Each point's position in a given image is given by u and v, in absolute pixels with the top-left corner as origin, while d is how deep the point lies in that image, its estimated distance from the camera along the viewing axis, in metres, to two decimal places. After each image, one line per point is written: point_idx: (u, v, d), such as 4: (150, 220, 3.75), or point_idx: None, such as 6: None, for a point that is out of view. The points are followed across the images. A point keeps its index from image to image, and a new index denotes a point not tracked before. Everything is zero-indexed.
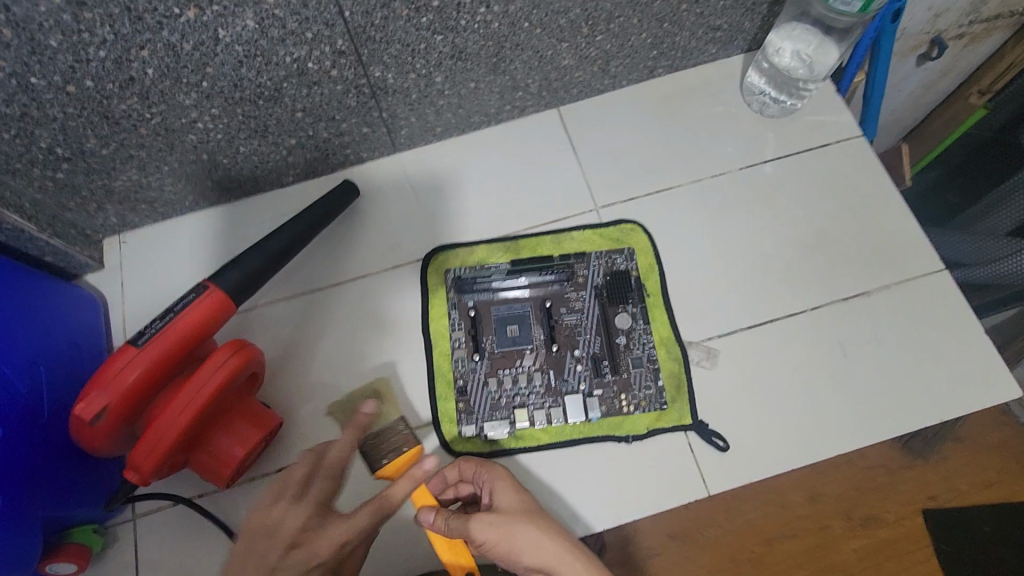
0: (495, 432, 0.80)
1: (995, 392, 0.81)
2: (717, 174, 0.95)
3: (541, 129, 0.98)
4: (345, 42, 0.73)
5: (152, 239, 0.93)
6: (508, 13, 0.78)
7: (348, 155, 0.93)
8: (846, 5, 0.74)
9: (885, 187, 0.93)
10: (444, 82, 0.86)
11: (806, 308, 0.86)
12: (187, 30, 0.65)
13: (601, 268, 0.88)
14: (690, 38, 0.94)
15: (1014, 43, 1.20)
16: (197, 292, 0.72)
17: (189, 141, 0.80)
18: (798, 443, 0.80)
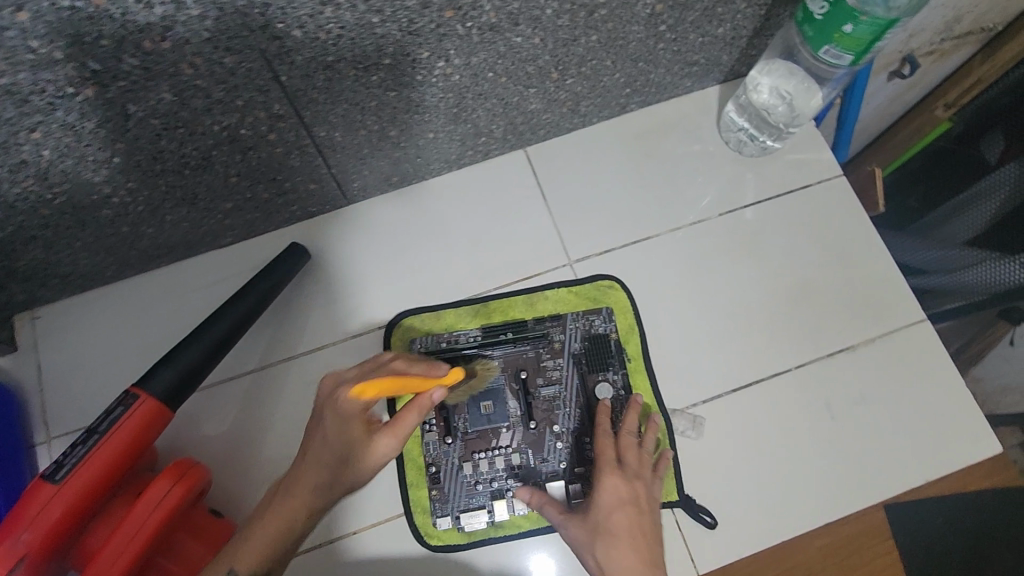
0: (472, 523, 0.75)
1: (976, 450, 0.81)
2: (696, 220, 0.90)
3: (507, 173, 0.90)
4: (283, 106, 0.64)
5: (72, 314, 0.82)
6: (470, 64, 0.69)
7: (295, 212, 0.84)
8: (837, 58, 0.69)
9: (865, 232, 0.90)
10: (400, 135, 0.77)
11: (790, 366, 0.83)
12: (87, 109, 0.54)
13: (578, 332, 0.82)
14: (665, 74, 0.87)
15: (983, 57, 1.17)
16: (124, 404, 0.63)
17: (103, 216, 0.69)
18: (785, 511, 0.78)
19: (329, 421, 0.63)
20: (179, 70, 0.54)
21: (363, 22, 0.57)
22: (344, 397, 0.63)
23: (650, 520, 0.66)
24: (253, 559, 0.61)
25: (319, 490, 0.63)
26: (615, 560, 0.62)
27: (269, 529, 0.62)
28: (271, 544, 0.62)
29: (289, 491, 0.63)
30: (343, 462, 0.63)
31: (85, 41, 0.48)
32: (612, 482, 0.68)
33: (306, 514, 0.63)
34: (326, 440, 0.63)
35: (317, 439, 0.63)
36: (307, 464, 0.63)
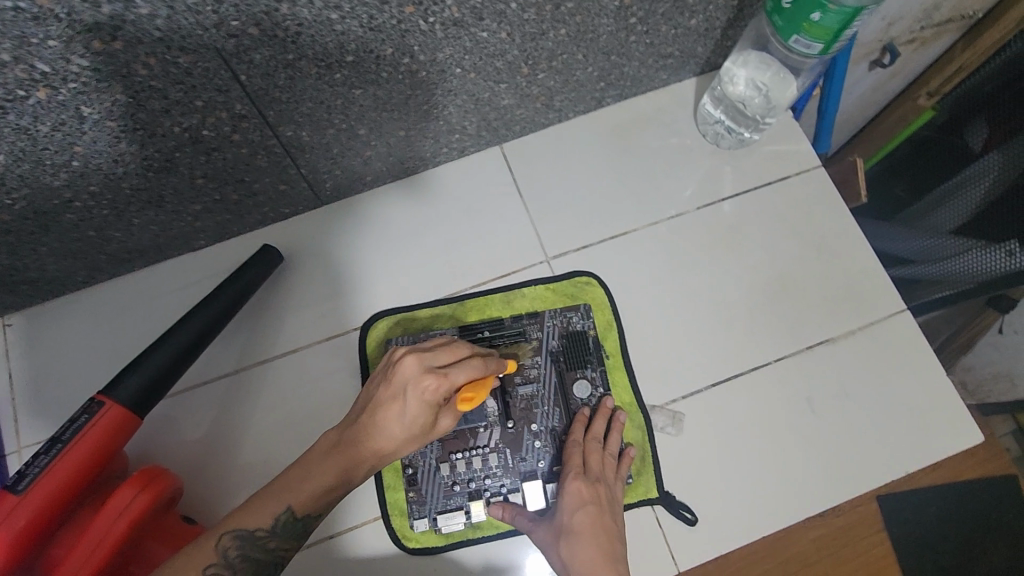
0: (450, 525, 0.74)
1: (959, 441, 0.80)
2: (674, 214, 0.89)
3: (483, 170, 0.90)
4: (245, 105, 0.63)
5: (42, 321, 0.80)
6: (436, 61, 0.68)
7: (267, 214, 0.83)
8: (807, 47, 0.69)
9: (846, 222, 0.89)
10: (369, 133, 0.76)
11: (770, 360, 0.83)
12: (40, 111, 0.53)
13: (556, 329, 0.81)
14: (640, 67, 0.86)
15: (965, 44, 1.15)
16: (90, 411, 0.63)
17: (67, 220, 0.68)
18: (767, 506, 0.77)
19: (412, 406, 0.58)
20: (132, 71, 0.53)
21: (321, 19, 0.56)
22: (436, 386, 0.58)
23: (611, 518, 0.68)
24: (307, 503, 0.60)
25: (376, 455, 0.60)
26: (576, 558, 0.64)
27: (317, 486, 0.60)
28: (322, 495, 0.60)
29: (348, 452, 0.60)
30: (410, 440, 0.60)
31: (31, 42, 0.47)
32: (574, 487, 0.69)
33: (360, 475, 0.61)
34: (401, 420, 0.58)
35: (394, 417, 0.59)
36: (376, 430, 0.59)
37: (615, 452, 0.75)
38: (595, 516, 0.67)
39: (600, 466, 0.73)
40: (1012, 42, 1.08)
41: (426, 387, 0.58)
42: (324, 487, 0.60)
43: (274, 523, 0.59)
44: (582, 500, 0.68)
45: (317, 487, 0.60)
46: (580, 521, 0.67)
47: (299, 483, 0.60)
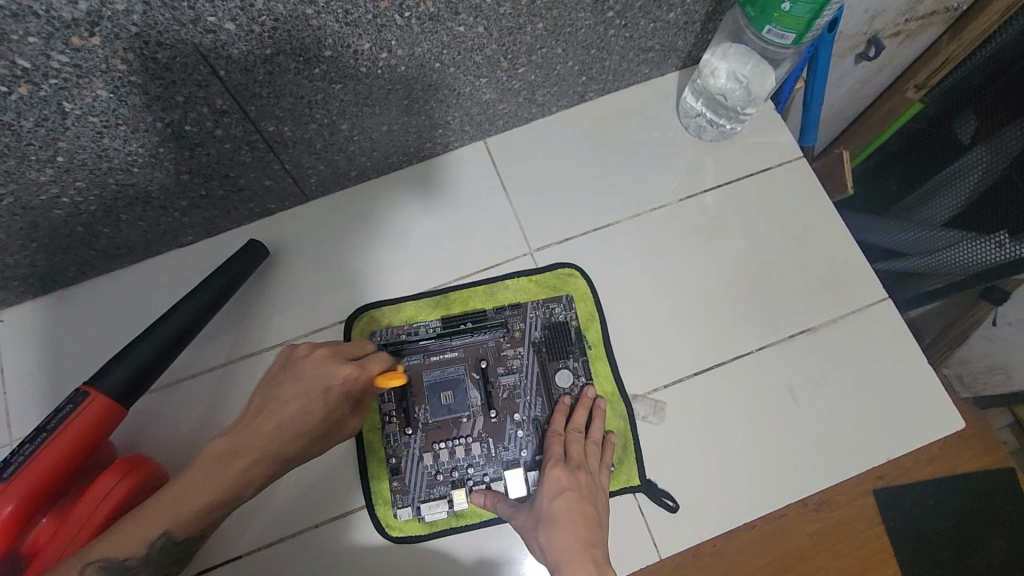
0: (433, 513, 0.75)
1: (939, 427, 0.80)
2: (657, 207, 0.90)
3: (467, 165, 0.91)
4: (225, 101, 0.64)
5: (34, 316, 0.82)
6: (414, 55, 0.69)
7: (254, 209, 0.84)
8: (780, 37, 0.70)
9: (827, 213, 0.90)
10: (352, 129, 0.77)
11: (751, 349, 0.83)
12: (22, 107, 0.55)
13: (538, 320, 0.82)
14: (621, 61, 0.87)
15: (950, 37, 1.16)
16: (75, 402, 0.65)
17: (55, 216, 0.70)
18: (749, 493, 0.78)
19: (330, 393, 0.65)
20: (111, 66, 0.55)
21: (297, 14, 0.57)
22: (353, 375, 0.66)
23: (590, 503, 0.69)
24: (190, 521, 0.57)
25: (283, 453, 0.63)
26: (555, 542, 0.65)
27: (216, 493, 0.58)
28: (215, 507, 0.59)
29: (247, 451, 0.61)
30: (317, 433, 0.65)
31: (11, 38, 0.48)
32: (555, 474, 0.71)
33: (256, 484, 0.61)
34: (313, 411, 0.64)
35: (300, 410, 0.64)
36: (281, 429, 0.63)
37: (597, 440, 0.75)
38: (574, 502, 0.68)
39: (581, 454, 0.74)
40: (997, 33, 1.09)
41: (343, 376, 0.66)
42: (212, 500, 0.58)
43: (152, 543, 0.56)
44: (562, 488, 0.70)
45: (218, 493, 0.58)
46: (559, 509, 0.68)
47: (184, 497, 0.58)
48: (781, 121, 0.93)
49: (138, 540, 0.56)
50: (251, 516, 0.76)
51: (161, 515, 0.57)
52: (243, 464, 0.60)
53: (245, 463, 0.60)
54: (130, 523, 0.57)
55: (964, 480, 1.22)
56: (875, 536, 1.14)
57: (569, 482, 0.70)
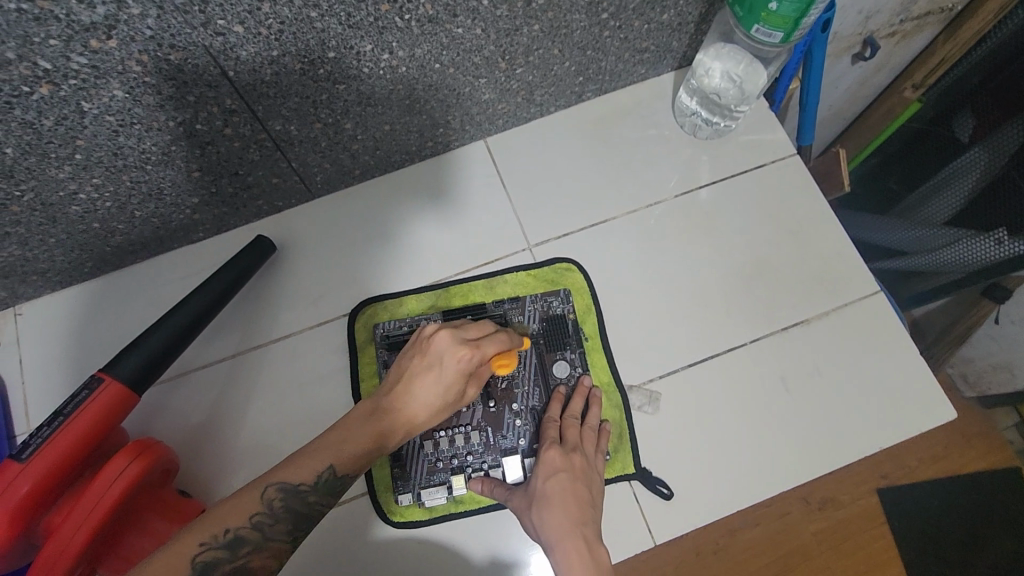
0: (433, 499, 0.78)
1: (929, 417, 0.82)
2: (653, 203, 0.92)
3: (468, 163, 0.93)
4: (234, 101, 0.67)
5: (52, 310, 0.85)
6: (415, 56, 0.72)
7: (262, 207, 0.87)
8: (768, 36, 0.72)
9: (820, 208, 0.91)
10: (355, 128, 0.80)
11: (745, 341, 0.85)
12: (44, 107, 0.58)
13: (537, 313, 0.85)
14: (617, 62, 0.90)
15: (945, 37, 1.18)
16: (91, 389, 0.68)
17: (72, 213, 0.73)
18: (743, 481, 0.80)
19: (454, 369, 0.67)
20: (127, 67, 0.58)
21: (302, 17, 0.60)
22: (473, 353, 0.67)
23: (584, 486, 0.71)
24: (349, 462, 0.64)
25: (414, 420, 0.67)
26: (547, 522, 0.68)
27: (351, 453, 0.64)
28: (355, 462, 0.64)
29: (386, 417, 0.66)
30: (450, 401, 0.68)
31: (34, 41, 0.51)
32: (550, 456, 0.73)
33: (396, 438, 0.67)
34: (439, 385, 0.67)
35: (433, 383, 0.67)
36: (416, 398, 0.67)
37: (593, 425, 0.78)
38: (567, 483, 0.71)
39: (577, 437, 0.76)
40: (992, 32, 1.10)
41: (465, 353, 0.67)
42: (364, 447, 0.65)
43: (316, 478, 0.63)
44: (557, 469, 0.72)
45: (357, 452, 0.64)
46: (554, 488, 0.70)
47: (343, 444, 0.64)
48: (775, 120, 0.96)
49: (303, 476, 0.62)
50: None
51: (326, 455, 0.64)
52: (377, 430, 0.66)
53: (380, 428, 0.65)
54: (292, 459, 0.64)
55: (964, 476, 1.22)
56: (876, 531, 1.15)
57: (564, 463, 0.73)
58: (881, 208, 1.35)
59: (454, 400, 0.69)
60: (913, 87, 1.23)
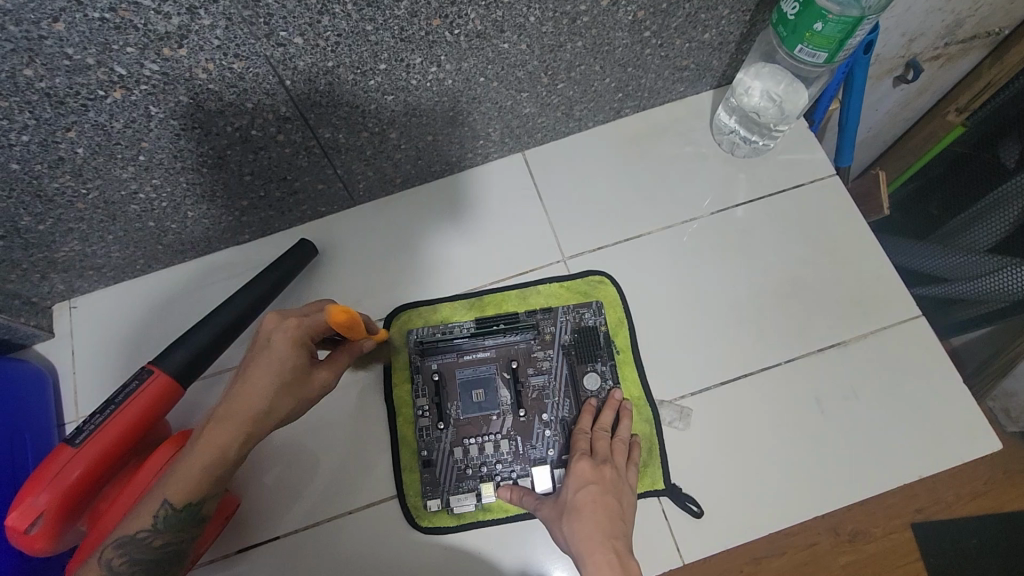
0: (461, 505, 0.78)
1: (974, 447, 0.80)
2: (688, 220, 0.92)
3: (507, 175, 0.95)
4: (289, 108, 0.70)
5: (105, 304, 0.89)
6: (461, 70, 0.74)
7: (306, 212, 0.90)
8: (811, 56, 0.72)
9: (859, 229, 0.91)
10: (400, 138, 0.82)
11: (780, 361, 0.84)
12: (115, 110, 0.62)
13: (568, 324, 0.85)
14: (657, 79, 0.91)
15: (992, 61, 1.19)
16: (141, 378, 0.71)
17: (131, 211, 0.77)
18: (776, 503, 0.78)
19: (282, 347, 0.66)
20: (193, 75, 0.61)
21: (357, 30, 0.63)
22: (296, 325, 0.67)
23: (614, 498, 0.71)
24: (182, 491, 0.62)
25: (254, 417, 0.64)
26: (578, 532, 0.68)
27: (194, 467, 0.63)
28: (199, 476, 0.63)
29: (220, 423, 0.64)
30: (283, 388, 0.66)
31: (113, 48, 0.55)
32: (580, 467, 0.73)
33: (237, 446, 0.64)
34: (267, 367, 0.65)
35: (259, 372, 0.65)
36: (246, 391, 0.65)
37: (624, 438, 0.77)
38: (597, 495, 0.71)
39: (609, 449, 0.76)
40: None
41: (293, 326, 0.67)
42: (196, 468, 0.63)
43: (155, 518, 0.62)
44: (586, 480, 0.72)
45: (199, 466, 0.63)
46: (582, 501, 0.70)
47: (171, 478, 0.63)
48: (814, 141, 0.95)
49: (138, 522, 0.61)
50: (292, 500, 0.80)
51: (156, 495, 0.62)
52: (214, 441, 0.63)
53: (220, 436, 0.63)
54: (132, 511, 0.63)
55: (1005, 515, 1.18)
56: (910, 567, 1.12)
57: (593, 476, 0.73)
58: (921, 232, 1.32)
59: (295, 383, 0.67)
60: (957, 110, 1.25)
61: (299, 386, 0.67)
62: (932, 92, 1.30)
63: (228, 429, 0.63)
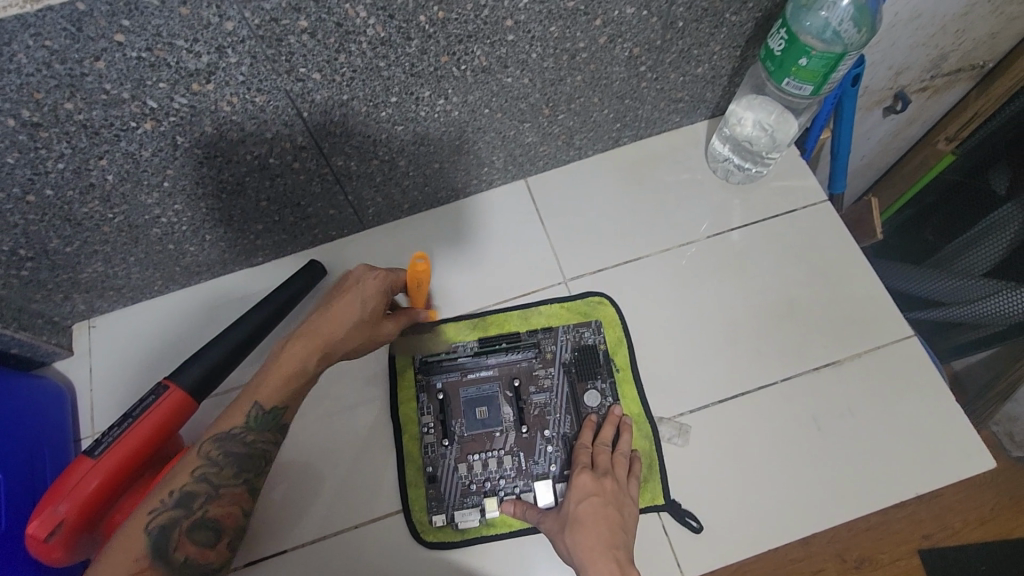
0: (465, 520, 0.80)
1: (968, 467, 0.81)
2: (686, 243, 0.95)
3: (510, 200, 0.99)
4: (305, 138, 0.75)
5: (124, 324, 0.93)
6: (467, 102, 0.79)
7: (317, 236, 0.94)
8: (798, 89, 0.76)
9: (850, 252, 0.94)
10: (409, 166, 0.87)
11: (777, 380, 0.87)
12: (145, 140, 0.66)
13: (569, 343, 0.88)
14: (653, 110, 0.95)
15: (978, 92, 1.25)
16: (157, 394, 0.73)
17: (153, 234, 0.80)
18: (776, 520, 0.79)
19: (366, 290, 0.77)
20: (219, 108, 0.65)
21: (371, 66, 0.68)
22: (384, 275, 0.78)
23: (615, 510, 0.73)
24: (272, 395, 0.72)
25: (331, 338, 0.75)
26: (580, 545, 0.70)
27: (279, 376, 0.73)
28: (281, 387, 0.73)
29: (305, 341, 0.74)
30: (361, 324, 0.77)
31: (147, 83, 0.60)
32: (581, 479, 0.75)
33: (317, 361, 0.74)
34: (351, 304, 0.76)
35: (343, 304, 0.76)
36: (339, 315, 0.75)
37: (625, 452, 0.79)
38: (598, 506, 0.73)
39: (610, 463, 0.78)
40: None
41: (372, 277, 0.78)
42: (285, 376, 0.73)
43: (248, 417, 0.71)
44: (588, 491, 0.74)
45: (282, 377, 0.73)
46: (584, 513, 0.72)
47: (264, 382, 0.73)
48: (805, 167, 0.99)
49: (233, 419, 0.71)
50: (299, 514, 0.82)
51: (249, 397, 0.72)
52: (301, 355, 0.74)
53: (301, 351, 0.74)
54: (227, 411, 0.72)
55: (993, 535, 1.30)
56: None
57: (595, 489, 0.74)
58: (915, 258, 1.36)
59: (370, 325, 0.78)
60: (946, 139, 1.31)
61: (377, 331, 0.79)
62: (921, 122, 1.34)
63: (309, 346, 0.74)
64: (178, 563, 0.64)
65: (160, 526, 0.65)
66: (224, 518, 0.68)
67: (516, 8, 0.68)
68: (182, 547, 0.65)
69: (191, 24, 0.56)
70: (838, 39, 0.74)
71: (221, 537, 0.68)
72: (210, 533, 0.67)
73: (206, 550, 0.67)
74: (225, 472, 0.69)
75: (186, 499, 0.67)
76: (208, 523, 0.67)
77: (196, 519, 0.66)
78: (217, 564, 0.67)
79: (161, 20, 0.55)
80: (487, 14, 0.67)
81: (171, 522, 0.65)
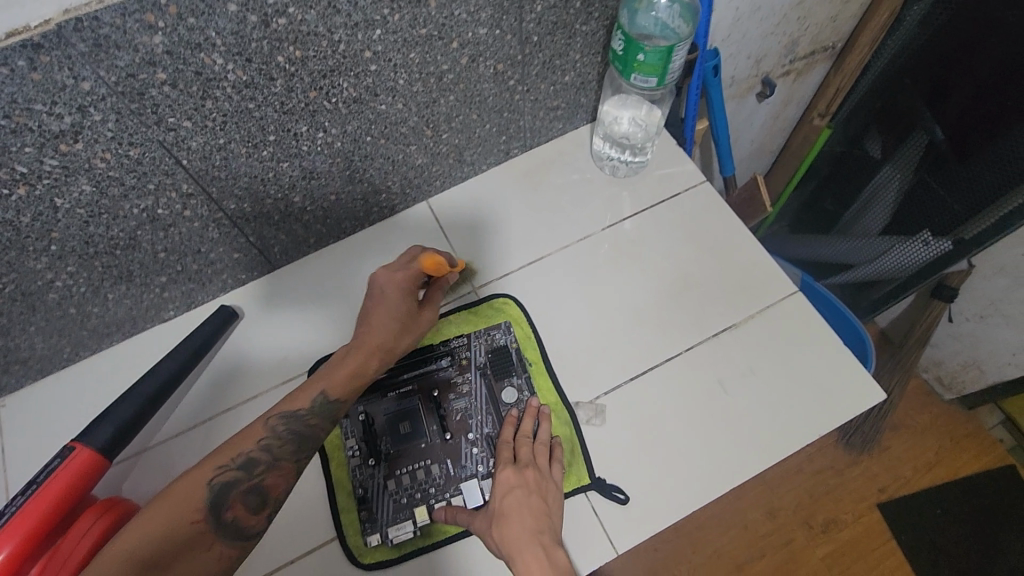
0: (400, 534, 0.81)
1: (862, 400, 0.88)
2: (583, 238, 1.01)
3: (414, 222, 1.03)
4: (190, 185, 0.77)
5: (37, 398, 0.91)
6: (347, 132, 0.83)
7: (227, 280, 0.96)
8: (645, 82, 0.84)
9: (732, 224, 1.01)
10: (304, 201, 0.90)
11: (682, 351, 0.92)
12: (21, 206, 0.67)
13: (482, 347, 0.91)
14: (534, 120, 1.02)
15: (835, 70, 1.34)
16: (64, 457, 0.74)
17: (50, 300, 0.81)
18: (698, 482, 0.83)
19: (393, 292, 0.81)
20: (93, 165, 0.68)
21: (241, 108, 0.72)
22: (399, 277, 0.82)
23: (538, 498, 0.76)
24: (338, 385, 0.75)
25: (386, 338, 0.79)
26: (505, 537, 0.72)
27: (344, 371, 0.76)
28: (348, 379, 0.76)
29: (362, 343, 0.78)
30: (403, 325, 0.81)
31: (11, 150, 0.61)
32: (504, 475, 0.78)
33: (374, 359, 0.78)
34: (388, 309, 0.80)
35: (382, 307, 0.80)
36: (379, 318, 0.79)
37: (546, 441, 0.83)
38: (520, 498, 0.75)
39: (533, 455, 0.81)
40: (872, 62, 1.25)
41: (395, 283, 0.82)
42: (350, 369, 0.76)
43: (313, 403, 0.74)
44: (510, 484, 0.77)
45: (342, 374, 0.76)
46: (507, 506, 0.75)
47: (328, 374, 0.76)
48: (683, 154, 1.07)
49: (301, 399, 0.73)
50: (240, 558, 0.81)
51: (314, 387, 0.75)
52: (356, 355, 0.77)
53: (359, 347, 0.77)
54: (293, 394, 0.75)
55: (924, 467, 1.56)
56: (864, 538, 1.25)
57: (518, 482, 0.77)
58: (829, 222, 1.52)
59: (405, 327, 0.81)
60: (820, 115, 1.42)
61: (417, 323, 0.82)
62: (795, 103, 1.46)
63: (361, 346, 0.77)
64: (225, 521, 0.66)
65: (222, 483, 0.67)
66: (273, 488, 0.70)
67: (371, 40, 0.73)
68: (233, 507, 0.67)
69: (45, 88, 0.58)
70: (669, 32, 0.88)
71: (265, 506, 0.70)
72: (258, 500, 0.69)
73: (250, 516, 0.68)
74: (285, 447, 0.72)
75: (247, 464, 0.69)
76: (259, 491, 0.69)
77: (252, 484, 0.69)
78: (256, 532, 0.68)
79: (14, 88, 0.57)
80: (345, 48, 0.72)
81: (231, 482, 0.68)
